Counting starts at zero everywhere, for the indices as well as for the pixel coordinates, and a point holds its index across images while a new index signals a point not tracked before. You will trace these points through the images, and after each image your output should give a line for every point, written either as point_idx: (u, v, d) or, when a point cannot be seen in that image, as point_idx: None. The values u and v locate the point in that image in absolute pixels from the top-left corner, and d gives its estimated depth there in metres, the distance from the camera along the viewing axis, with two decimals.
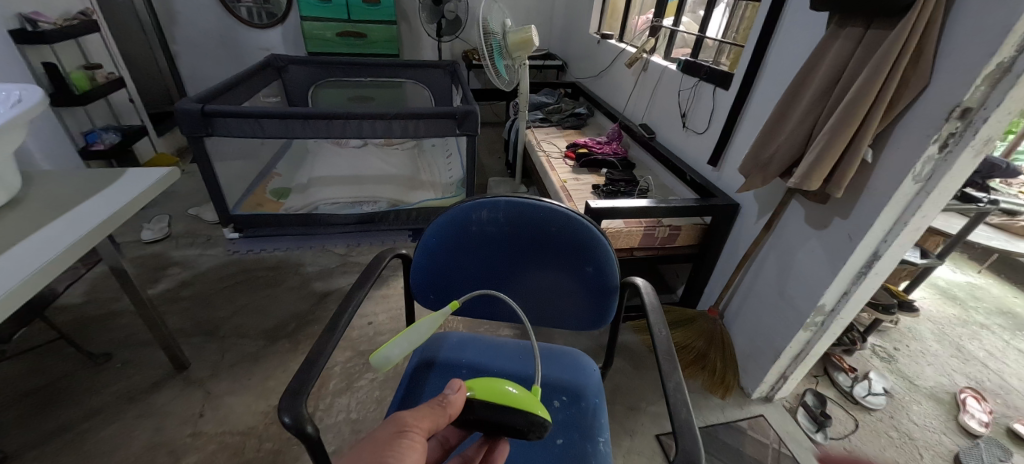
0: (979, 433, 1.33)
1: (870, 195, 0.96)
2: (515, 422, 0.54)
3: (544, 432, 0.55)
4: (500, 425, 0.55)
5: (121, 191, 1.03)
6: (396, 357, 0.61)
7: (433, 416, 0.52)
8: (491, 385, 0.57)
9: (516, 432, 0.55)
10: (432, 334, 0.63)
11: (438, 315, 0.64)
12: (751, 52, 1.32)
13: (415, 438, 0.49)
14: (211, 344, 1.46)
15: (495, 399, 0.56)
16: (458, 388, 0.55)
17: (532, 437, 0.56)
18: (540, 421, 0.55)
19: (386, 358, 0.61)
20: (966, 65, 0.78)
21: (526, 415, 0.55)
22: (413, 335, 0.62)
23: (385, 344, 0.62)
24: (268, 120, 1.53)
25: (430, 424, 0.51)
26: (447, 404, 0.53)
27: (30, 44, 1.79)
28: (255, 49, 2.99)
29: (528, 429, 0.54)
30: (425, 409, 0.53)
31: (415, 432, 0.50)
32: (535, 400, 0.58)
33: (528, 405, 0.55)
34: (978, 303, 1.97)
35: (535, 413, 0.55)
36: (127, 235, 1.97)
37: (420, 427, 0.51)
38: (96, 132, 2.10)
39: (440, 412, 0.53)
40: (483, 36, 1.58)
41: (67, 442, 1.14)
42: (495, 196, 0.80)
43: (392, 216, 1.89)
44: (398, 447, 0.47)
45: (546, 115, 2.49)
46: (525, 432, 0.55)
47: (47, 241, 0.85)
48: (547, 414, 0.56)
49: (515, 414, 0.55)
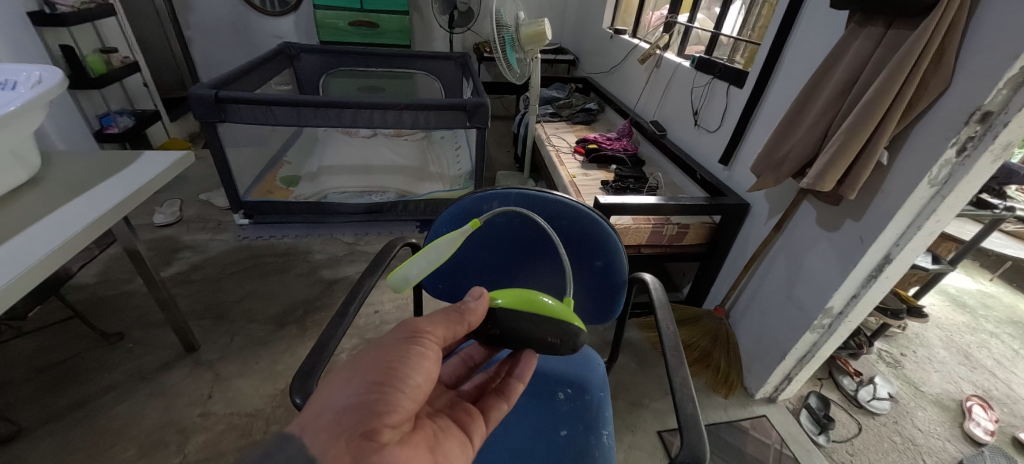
0: (984, 441, 1.32)
1: (884, 198, 0.95)
2: (550, 335, 0.58)
3: (578, 342, 0.59)
4: (531, 336, 0.58)
5: (138, 173, 1.04)
6: (415, 278, 0.57)
7: (448, 325, 0.54)
8: (525, 296, 0.60)
9: (548, 345, 0.59)
10: (451, 253, 0.60)
11: (459, 234, 0.60)
12: (768, 49, 1.30)
13: (427, 346, 0.50)
14: (221, 327, 1.48)
15: (529, 308, 0.59)
16: (479, 296, 0.59)
17: (565, 350, 0.59)
18: (574, 332, 0.59)
19: (404, 280, 0.57)
20: (988, 67, 0.76)
21: (562, 325, 0.58)
22: (432, 254, 0.59)
23: (402, 266, 0.57)
24: (280, 107, 1.54)
25: (445, 333, 0.53)
26: (466, 312, 0.56)
27: (48, 26, 1.81)
28: (267, 37, 3.00)
29: (560, 340, 0.58)
30: (443, 317, 0.54)
31: (428, 340, 0.51)
32: (570, 312, 0.61)
33: (563, 317, 0.59)
34: (989, 311, 1.95)
35: (569, 322, 0.59)
36: (139, 218, 2.00)
37: (434, 334, 0.52)
38: (111, 115, 2.12)
39: (457, 319, 0.55)
40: (496, 28, 1.58)
41: (80, 417, 1.17)
42: (506, 188, 0.81)
43: (400, 206, 1.95)
44: (411, 352, 0.48)
45: (556, 109, 2.49)
46: (557, 345, 0.59)
47: (65, 222, 0.87)
48: (582, 324, 0.60)
49: (549, 324, 0.58)
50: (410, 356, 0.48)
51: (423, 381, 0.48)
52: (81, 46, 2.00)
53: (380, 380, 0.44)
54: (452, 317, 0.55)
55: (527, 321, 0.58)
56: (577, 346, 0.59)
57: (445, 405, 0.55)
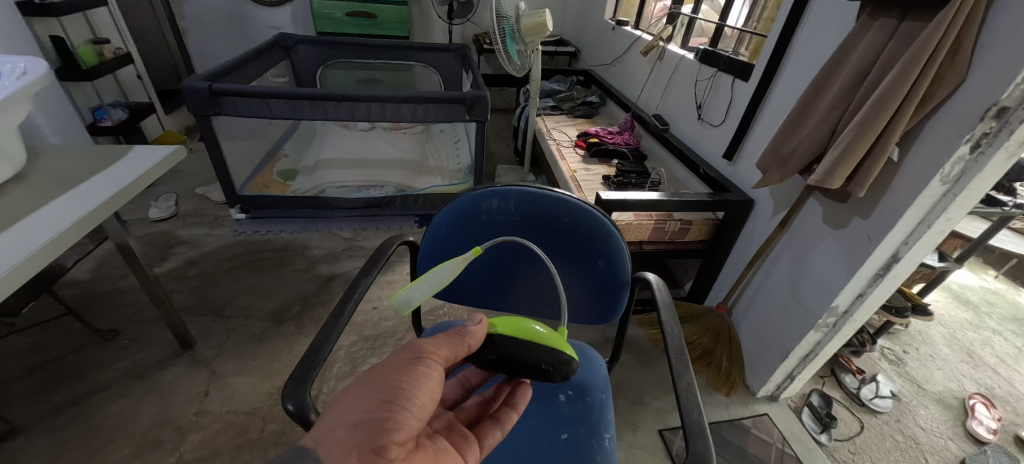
0: (987, 439, 1.31)
1: (894, 195, 0.92)
2: (543, 361, 0.56)
3: (570, 371, 0.57)
4: (525, 364, 0.56)
5: (129, 167, 1.02)
6: (417, 301, 0.58)
7: (450, 345, 0.51)
8: (519, 324, 0.59)
9: (540, 372, 0.57)
10: (454, 277, 0.59)
11: (460, 260, 0.59)
12: (775, 41, 1.27)
13: (432, 367, 0.48)
14: (218, 323, 1.46)
15: (522, 337, 0.57)
16: (479, 321, 0.56)
17: (557, 378, 0.57)
18: (566, 360, 0.57)
19: (406, 302, 0.58)
20: (1006, 61, 0.74)
21: (554, 353, 0.57)
22: (434, 279, 0.58)
23: (405, 287, 0.58)
24: (276, 100, 1.50)
25: (446, 353, 0.51)
26: (466, 334, 0.53)
27: (37, 16, 1.77)
28: (264, 28, 2.94)
29: (553, 368, 0.56)
30: (446, 337, 0.52)
31: (431, 360, 0.49)
32: (562, 340, 0.60)
33: (553, 344, 0.58)
34: (992, 308, 1.94)
35: (561, 351, 0.57)
36: (135, 212, 1.97)
37: (436, 355, 0.50)
38: (104, 107, 2.08)
39: (458, 341, 0.53)
40: (496, 18, 1.53)
41: (74, 416, 1.15)
42: (506, 185, 0.78)
43: (399, 201, 1.92)
44: (415, 371, 0.46)
45: (557, 102, 2.45)
46: (550, 372, 0.57)
47: (50, 220, 0.83)
48: (574, 353, 0.59)
49: (542, 351, 0.57)
50: (419, 374, 0.47)
51: (428, 400, 0.46)
52: (71, 36, 1.96)
53: (389, 398, 0.43)
54: (454, 338, 0.52)
55: (521, 348, 0.56)
56: (569, 374, 0.58)
57: (442, 427, 0.54)
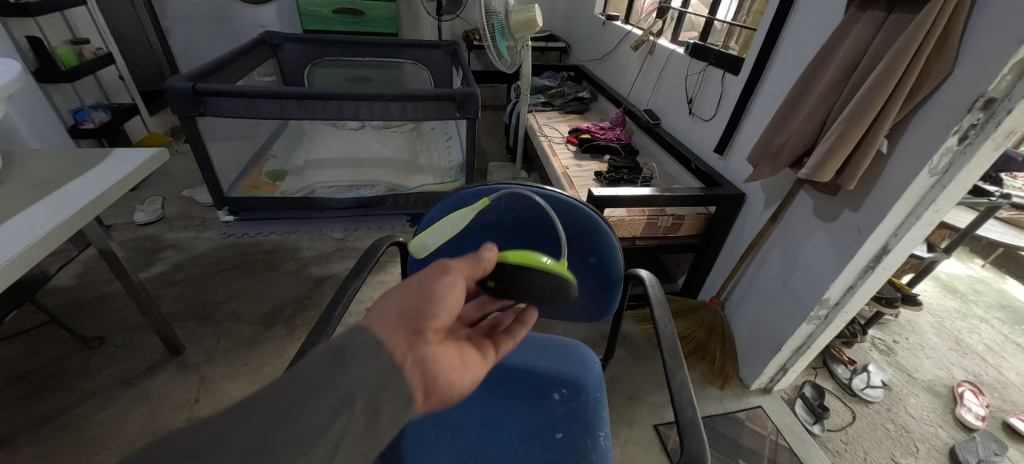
0: (975, 426, 1.33)
1: (884, 187, 0.93)
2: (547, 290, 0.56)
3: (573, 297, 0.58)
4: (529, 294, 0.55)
5: (110, 171, 0.99)
6: (432, 247, 0.62)
7: (471, 265, 0.48)
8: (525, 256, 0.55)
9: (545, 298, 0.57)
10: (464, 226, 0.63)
11: (470, 211, 0.63)
12: (764, 34, 1.27)
13: (461, 275, 0.44)
14: (207, 328, 1.44)
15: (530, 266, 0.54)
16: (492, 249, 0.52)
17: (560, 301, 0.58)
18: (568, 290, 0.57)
19: (422, 247, 0.62)
20: (994, 52, 0.74)
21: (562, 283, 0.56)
22: (447, 226, 0.62)
23: (421, 234, 0.62)
24: (262, 100, 1.48)
25: (470, 269, 0.47)
26: (483, 259, 0.49)
27: (12, 17, 1.72)
28: (249, 26, 2.90)
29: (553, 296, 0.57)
30: (466, 256, 0.48)
31: (458, 269, 0.44)
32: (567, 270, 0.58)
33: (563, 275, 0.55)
34: (979, 297, 1.97)
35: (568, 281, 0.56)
36: (120, 216, 1.93)
37: (462, 267, 0.46)
38: (86, 110, 2.03)
39: (478, 263, 0.49)
40: (485, 14, 1.51)
41: (60, 426, 1.13)
42: (496, 183, 0.77)
43: (390, 200, 1.89)
44: (446, 275, 0.42)
45: (548, 99, 2.43)
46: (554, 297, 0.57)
47: (26, 227, 0.81)
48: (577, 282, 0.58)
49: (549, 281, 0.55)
50: (448, 271, 0.43)
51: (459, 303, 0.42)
52: (49, 37, 1.91)
53: (424, 291, 0.39)
54: (473, 258, 0.49)
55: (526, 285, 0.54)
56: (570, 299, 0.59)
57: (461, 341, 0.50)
